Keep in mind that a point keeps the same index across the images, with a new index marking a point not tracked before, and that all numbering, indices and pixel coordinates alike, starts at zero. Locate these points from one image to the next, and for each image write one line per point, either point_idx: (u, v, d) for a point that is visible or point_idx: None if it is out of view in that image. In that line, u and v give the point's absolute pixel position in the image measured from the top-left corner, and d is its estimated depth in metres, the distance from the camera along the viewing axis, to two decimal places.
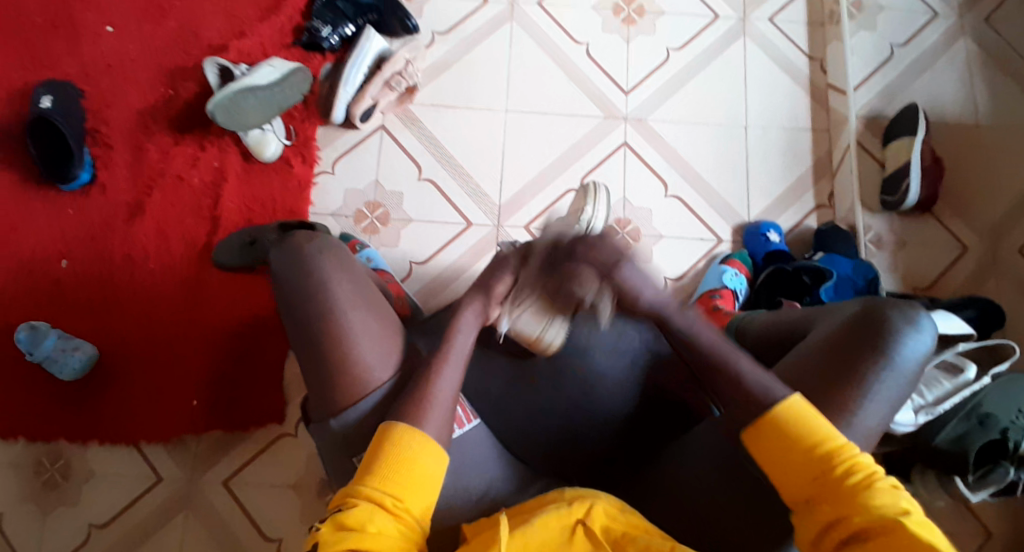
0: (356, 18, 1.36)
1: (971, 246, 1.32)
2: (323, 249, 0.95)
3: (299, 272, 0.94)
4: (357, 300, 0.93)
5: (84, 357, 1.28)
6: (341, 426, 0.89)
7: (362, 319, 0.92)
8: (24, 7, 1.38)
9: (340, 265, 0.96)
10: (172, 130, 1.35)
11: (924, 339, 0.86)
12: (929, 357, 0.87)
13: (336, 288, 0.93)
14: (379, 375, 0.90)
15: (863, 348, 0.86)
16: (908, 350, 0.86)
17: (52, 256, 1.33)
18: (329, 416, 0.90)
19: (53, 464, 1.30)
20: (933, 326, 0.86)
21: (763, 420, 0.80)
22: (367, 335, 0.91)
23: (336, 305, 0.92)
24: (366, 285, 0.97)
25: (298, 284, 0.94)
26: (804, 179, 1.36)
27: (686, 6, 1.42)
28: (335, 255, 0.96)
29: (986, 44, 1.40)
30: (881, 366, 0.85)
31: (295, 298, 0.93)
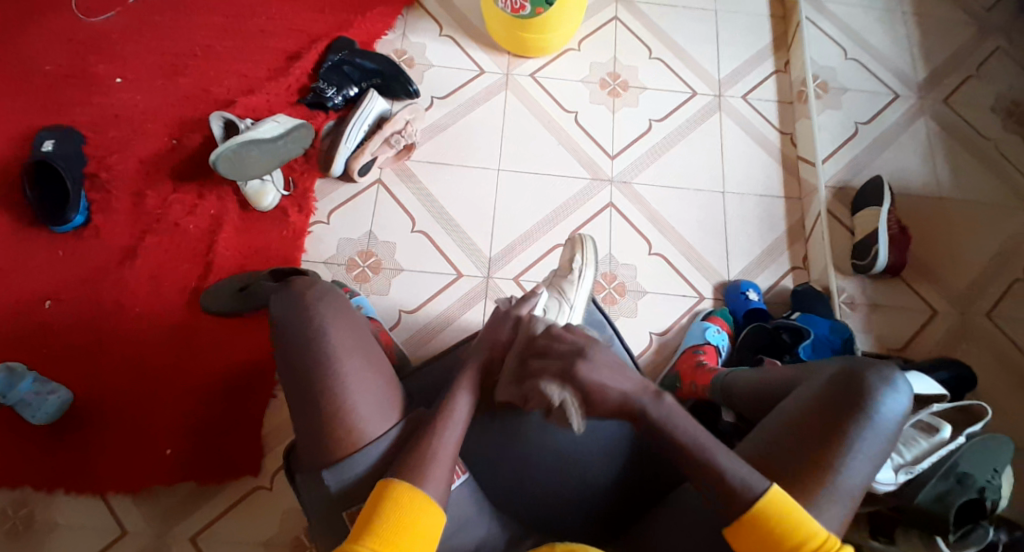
0: (360, 82, 1.45)
1: (940, 311, 1.37)
2: (325, 296, 0.95)
3: (298, 315, 0.93)
4: (355, 348, 0.92)
5: (59, 401, 1.20)
6: (337, 483, 0.87)
7: (357, 367, 0.91)
8: (40, 59, 1.44)
9: (339, 310, 0.95)
10: (172, 178, 1.38)
11: (900, 399, 0.89)
12: (906, 416, 0.90)
13: (333, 333, 0.92)
14: (373, 430, 0.89)
15: (844, 407, 0.89)
16: (886, 410, 0.89)
17: (37, 297, 1.29)
18: (323, 469, 0.88)
19: (15, 512, 1.20)
20: (908, 386, 0.89)
21: (744, 519, 0.82)
22: (361, 385, 0.91)
23: (332, 350, 0.91)
24: (364, 333, 0.96)
25: (296, 327, 0.93)
26: (779, 243, 1.43)
27: (666, 83, 1.54)
28: (334, 302, 0.95)
29: (942, 125, 1.52)
30: (861, 427, 0.88)
31: (292, 340, 0.92)
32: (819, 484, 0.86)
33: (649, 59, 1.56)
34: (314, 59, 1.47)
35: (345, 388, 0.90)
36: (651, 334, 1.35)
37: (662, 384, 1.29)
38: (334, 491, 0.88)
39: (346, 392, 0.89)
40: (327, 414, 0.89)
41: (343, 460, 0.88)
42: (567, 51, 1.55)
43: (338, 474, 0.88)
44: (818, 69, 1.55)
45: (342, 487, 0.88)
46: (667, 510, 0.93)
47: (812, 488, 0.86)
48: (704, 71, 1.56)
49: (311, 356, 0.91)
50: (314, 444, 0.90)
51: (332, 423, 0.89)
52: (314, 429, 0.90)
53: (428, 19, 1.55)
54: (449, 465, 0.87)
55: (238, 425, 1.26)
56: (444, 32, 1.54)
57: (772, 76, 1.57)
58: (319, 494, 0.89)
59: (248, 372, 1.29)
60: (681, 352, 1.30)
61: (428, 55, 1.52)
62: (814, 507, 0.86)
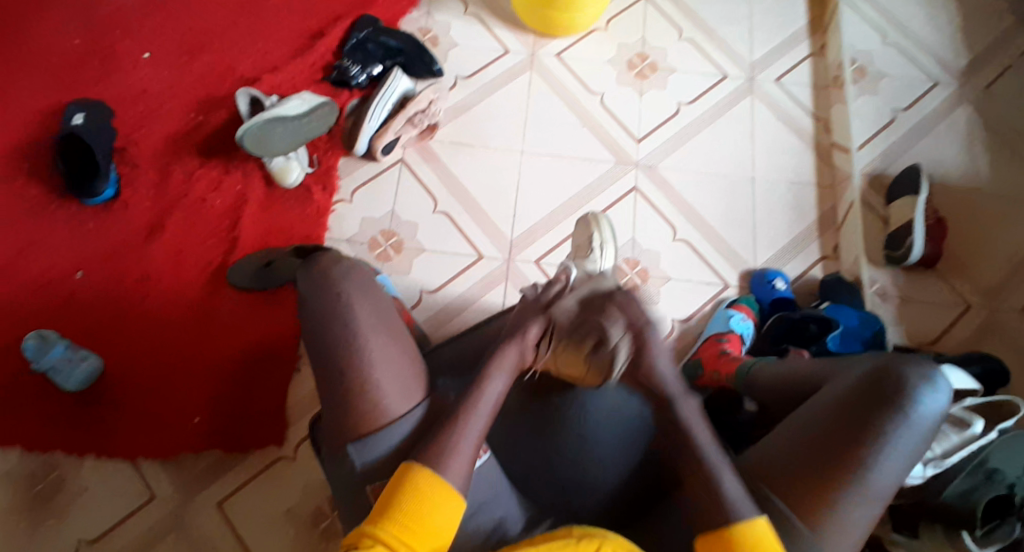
0: (385, 60, 1.44)
1: (975, 305, 1.33)
2: (353, 271, 0.95)
3: (323, 291, 0.93)
4: (379, 325, 0.92)
5: (91, 369, 1.23)
6: (361, 465, 0.88)
7: (383, 344, 0.91)
8: (72, 36, 1.46)
9: (366, 288, 0.95)
10: (199, 154, 1.39)
11: (940, 399, 0.86)
12: (945, 414, 0.87)
13: (359, 311, 0.92)
14: (399, 408, 0.89)
15: (879, 403, 0.86)
16: (925, 407, 0.86)
17: (67, 269, 1.32)
18: (347, 442, 0.89)
19: (45, 476, 1.23)
20: (949, 385, 0.86)
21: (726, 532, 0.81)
22: (385, 362, 0.90)
23: (358, 327, 0.91)
24: (390, 313, 0.95)
25: (321, 304, 0.93)
26: (808, 231, 1.39)
27: (696, 66, 1.50)
28: (361, 278, 0.95)
29: (984, 112, 1.46)
30: (898, 422, 0.85)
31: (316, 318, 0.92)
32: (848, 479, 0.84)
33: (679, 41, 1.52)
34: (339, 37, 1.47)
35: (369, 365, 0.89)
36: (673, 321, 1.33)
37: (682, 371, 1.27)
38: (357, 468, 0.88)
39: (370, 369, 0.89)
40: (345, 389, 0.89)
41: (369, 436, 0.88)
42: (594, 32, 1.52)
43: (363, 452, 0.88)
44: (854, 52, 1.50)
45: (365, 464, 0.88)
46: (680, 498, 0.92)
47: (842, 484, 0.84)
48: (735, 53, 1.52)
49: (335, 332, 0.91)
50: (332, 418, 0.90)
51: (348, 398, 0.89)
52: (330, 405, 0.90)
53: None
54: (476, 444, 0.86)
55: (261, 397, 1.27)
56: (470, 12, 1.53)
57: (807, 59, 1.52)
58: (340, 469, 0.90)
59: (269, 347, 1.30)
60: (703, 339, 1.28)
61: (453, 34, 1.50)
62: (844, 505, 0.84)
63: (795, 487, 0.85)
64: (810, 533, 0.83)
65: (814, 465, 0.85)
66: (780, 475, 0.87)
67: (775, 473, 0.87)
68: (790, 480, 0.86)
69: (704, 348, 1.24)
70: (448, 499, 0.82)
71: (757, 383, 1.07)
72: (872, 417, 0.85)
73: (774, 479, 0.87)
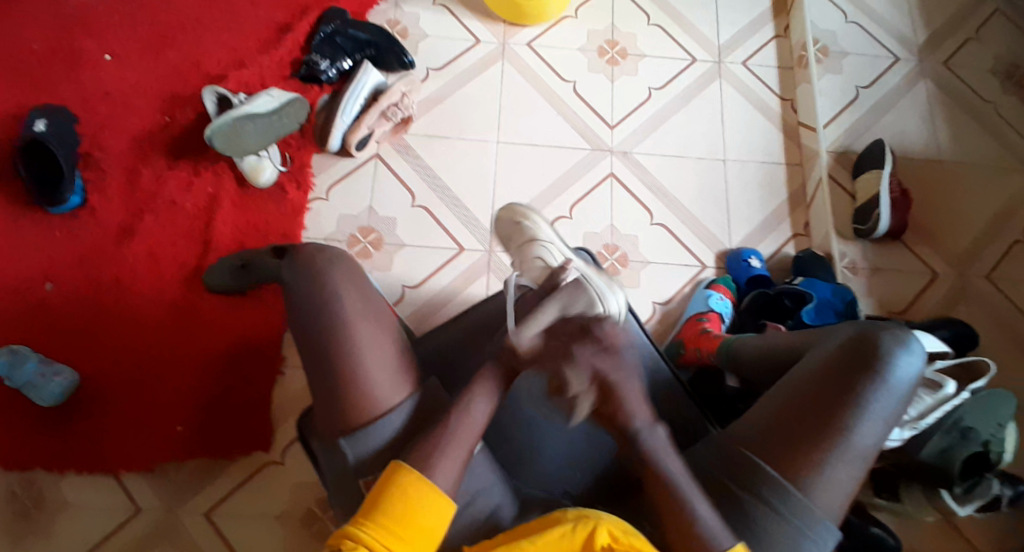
0: (354, 54, 1.42)
1: (941, 274, 1.38)
2: (336, 261, 0.94)
3: (311, 279, 0.93)
4: (367, 313, 0.92)
5: (65, 384, 1.20)
6: (355, 458, 0.87)
7: (371, 333, 0.91)
8: (24, 36, 1.41)
9: (350, 275, 0.94)
10: (167, 155, 1.36)
11: (914, 362, 0.89)
12: (920, 377, 0.91)
13: (346, 300, 0.91)
14: (389, 399, 0.89)
15: (858, 371, 0.89)
16: (901, 371, 0.89)
17: (36, 278, 1.28)
18: (340, 436, 0.88)
19: (26, 493, 1.20)
20: (923, 349, 0.90)
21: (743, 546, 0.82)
22: (374, 352, 0.90)
23: (345, 315, 0.91)
24: (376, 299, 0.95)
25: (307, 293, 0.92)
26: (780, 210, 1.43)
27: (665, 49, 1.52)
28: (345, 267, 0.95)
29: (942, 86, 1.51)
30: (876, 387, 0.89)
31: (302, 305, 0.92)
32: (832, 442, 0.87)
33: (647, 25, 1.53)
34: (307, 31, 1.44)
35: (359, 354, 0.89)
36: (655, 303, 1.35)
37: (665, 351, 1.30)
38: (350, 461, 0.87)
39: (362, 359, 0.89)
40: (339, 385, 0.88)
41: (360, 430, 0.87)
42: (563, 19, 1.52)
43: (354, 445, 0.87)
44: (817, 33, 1.53)
45: (358, 458, 0.87)
46: (666, 481, 0.94)
47: (826, 446, 0.87)
48: (703, 36, 1.54)
49: (323, 321, 0.90)
50: (328, 415, 0.90)
51: (345, 395, 0.88)
52: (328, 405, 0.89)
53: None
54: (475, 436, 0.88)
55: (246, 399, 1.26)
56: (438, 2, 1.51)
57: (772, 40, 1.55)
58: (334, 464, 0.90)
59: (254, 348, 1.29)
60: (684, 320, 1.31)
61: (422, 25, 1.49)
62: (827, 468, 0.87)
63: (782, 451, 0.88)
64: (797, 494, 0.86)
65: (800, 430, 0.88)
66: (767, 442, 0.90)
67: (764, 439, 0.90)
68: (778, 445, 0.89)
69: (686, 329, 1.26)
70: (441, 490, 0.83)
71: (740, 359, 1.09)
72: (852, 384, 0.88)
73: (762, 446, 0.90)
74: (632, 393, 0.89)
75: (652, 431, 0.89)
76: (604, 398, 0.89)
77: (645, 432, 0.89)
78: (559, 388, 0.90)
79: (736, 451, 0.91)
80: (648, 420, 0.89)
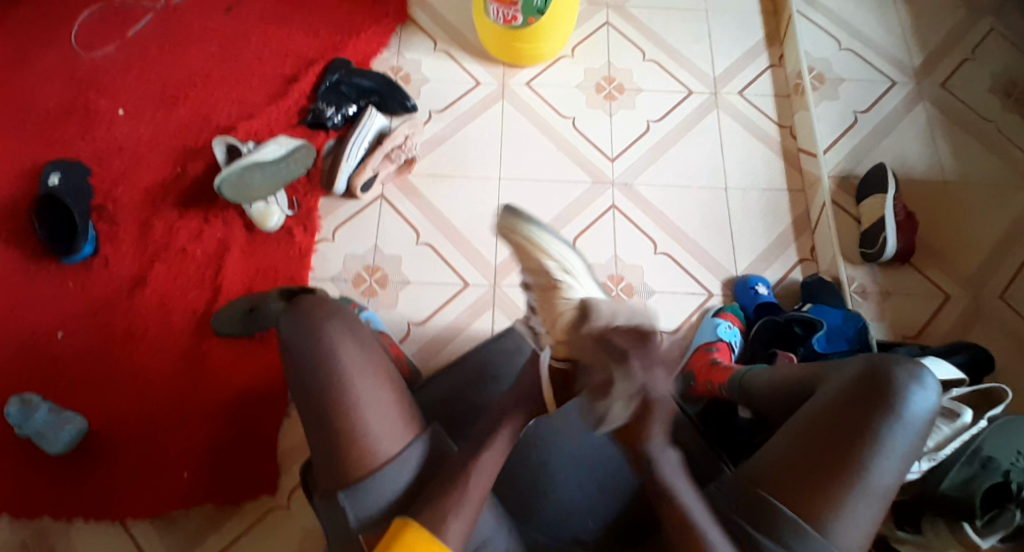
0: (359, 101, 1.47)
1: (953, 295, 1.36)
2: (332, 315, 0.95)
3: (308, 335, 0.93)
4: (365, 367, 0.92)
5: (76, 430, 1.21)
6: (356, 517, 0.86)
7: (368, 388, 0.91)
8: (41, 96, 1.47)
9: (348, 328, 0.94)
10: (178, 205, 1.39)
11: (930, 397, 0.88)
12: (936, 410, 0.89)
13: (345, 353, 0.92)
14: (387, 451, 0.88)
15: (871, 407, 0.88)
16: (916, 407, 0.88)
17: (49, 329, 1.31)
18: (339, 491, 0.87)
19: (35, 546, 1.20)
20: (937, 382, 0.88)
21: None
22: (373, 403, 0.90)
23: (343, 369, 0.91)
24: (374, 350, 0.96)
25: (304, 349, 0.92)
26: (785, 236, 1.43)
27: (660, 84, 1.54)
28: (342, 320, 0.95)
29: (941, 107, 1.51)
30: (892, 424, 0.87)
31: (299, 362, 0.92)
32: (848, 481, 0.85)
33: (643, 62, 1.56)
34: (312, 80, 1.49)
35: (356, 408, 0.89)
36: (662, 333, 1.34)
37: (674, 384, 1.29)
38: (351, 522, 0.87)
39: (363, 412, 0.89)
40: (338, 432, 0.88)
41: (358, 484, 0.87)
42: (560, 58, 1.56)
43: (354, 500, 0.86)
44: (812, 61, 1.55)
45: (359, 517, 0.87)
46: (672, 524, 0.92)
47: (843, 486, 0.85)
48: (698, 70, 1.56)
49: (320, 373, 0.91)
50: (330, 458, 0.89)
51: (346, 437, 0.88)
52: (328, 443, 0.89)
53: (422, 35, 1.57)
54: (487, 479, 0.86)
55: (253, 445, 1.26)
56: (438, 47, 1.56)
57: (767, 70, 1.57)
58: (333, 520, 0.88)
59: (261, 395, 1.29)
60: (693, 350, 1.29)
61: (424, 70, 1.53)
62: (845, 508, 0.85)
63: (799, 490, 0.86)
64: (817, 536, 0.84)
65: (814, 468, 0.86)
66: (782, 481, 0.87)
67: (777, 478, 0.88)
68: (794, 485, 0.87)
69: (694, 359, 1.25)
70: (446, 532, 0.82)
71: (750, 391, 1.07)
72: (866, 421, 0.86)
73: (778, 485, 0.87)
74: (665, 415, 0.84)
75: (664, 454, 0.85)
76: (641, 417, 0.84)
77: (657, 457, 0.85)
78: (604, 382, 0.84)
79: (752, 493, 0.88)
80: (661, 443, 0.85)
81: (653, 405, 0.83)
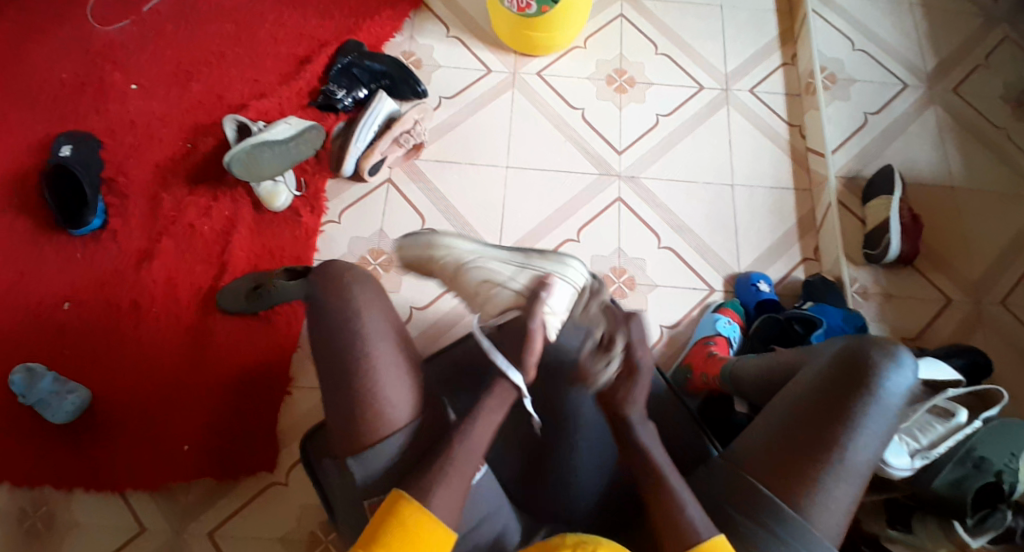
0: (370, 84, 1.47)
1: (956, 299, 1.36)
2: (362, 280, 0.95)
3: (337, 298, 0.93)
4: (388, 333, 0.93)
5: (78, 401, 1.23)
6: (361, 469, 0.89)
7: (384, 352, 0.91)
8: (55, 68, 1.48)
9: (374, 294, 0.95)
10: (187, 181, 1.40)
11: (904, 375, 0.89)
12: (912, 390, 0.90)
13: (369, 318, 0.92)
14: (399, 420, 0.90)
15: (847, 386, 0.89)
16: (891, 386, 0.89)
17: (56, 299, 1.32)
18: (350, 456, 0.89)
19: (37, 511, 1.22)
20: (912, 361, 0.89)
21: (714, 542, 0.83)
22: (392, 370, 0.91)
23: (366, 333, 0.91)
24: (395, 316, 0.96)
25: (333, 309, 0.92)
26: (790, 234, 1.43)
27: (672, 78, 1.54)
28: (371, 286, 0.95)
29: (953, 111, 1.51)
30: (867, 402, 0.88)
31: (325, 324, 0.92)
32: (826, 459, 0.86)
33: (655, 55, 1.56)
34: (324, 62, 1.50)
35: (375, 372, 0.90)
36: (661, 327, 1.35)
37: (673, 376, 1.29)
38: (359, 483, 0.89)
39: (379, 376, 0.90)
40: (339, 408, 0.90)
41: (368, 449, 0.89)
42: (572, 49, 1.56)
43: (363, 465, 0.89)
44: (824, 60, 1.55)
45: (367, 479, 0.89)
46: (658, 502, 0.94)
47: (821, 466, 0.86)
48: (711, 66, 1.56)
49: (342, 336, 0.91)
50: (337, 432, 0.91)
51: (352, 409, 0.89)
52: (333, 417, 0.91)
53: (435, 21, 1.57)
54: (477, 461, 0.89)
55: (253, 421, 1.27)
56: (451, 34, 1.56)
57: (779, 68, 1.57)
58: (344, 483, 0.91)
59: (264, 371, 1.30)
60: (692, 345, 1.30)
61: (435, 56, 1.54)
62: (823, 486, 0.86)
63: (777, 470, 0.88)
64: (796, 514, 0.85)
65: (791, 447, 0.88)
66: (762, 463, 0.89)
67: (756, 460, 0.90)
68: (772, 467, 0.88)
69: (693, 352, 1.26)
70: (439, 503, 0.84)
71: (741, 382, 1.08)
72: (842, 400, 0.88)
73: (760, 466, 0.89)
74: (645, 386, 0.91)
75: (643, 424, 0.92)
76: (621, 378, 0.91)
77: (638, 425, 0.91)
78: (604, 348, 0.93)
79: (735, 475, 0.90)
80: (642, 414, 0.91)
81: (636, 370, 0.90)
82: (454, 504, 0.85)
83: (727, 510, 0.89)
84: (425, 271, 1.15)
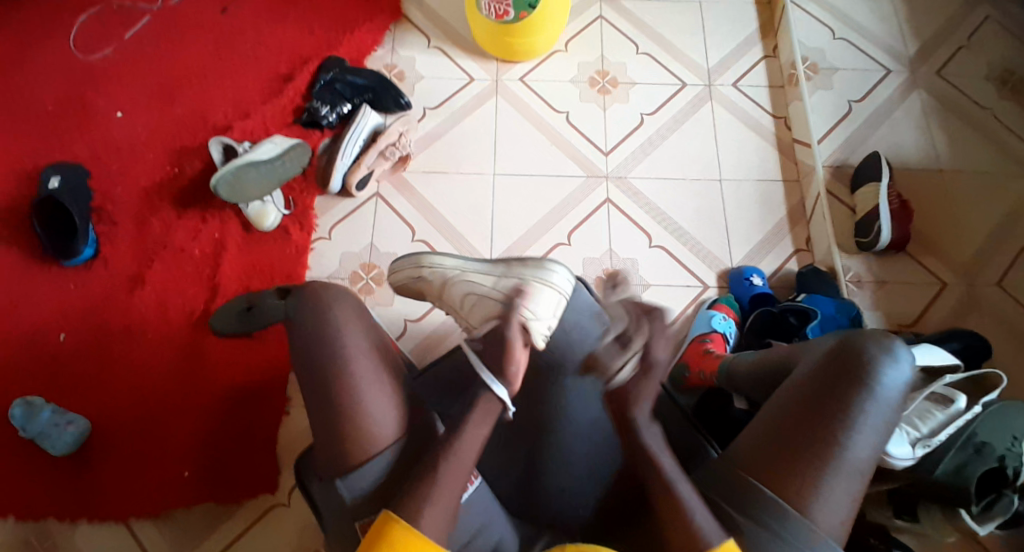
0: (354, 99, 1.47)
1: (949, 283, 1.36)
2: (340, 298, 0.97)
3: (313, 318, 0.94)
4: (367, 349, 0.94)
5: (78, 432, 1.23)
6: (347, 489, 0.89)
7: (367, 367, 0.93)
8: (39, 98, 1.48)
9: (353, 311, 0.97)
10: (175, 205, 1.41)
11: (902, 370, 0.89)
12: (910, 385, 0.90)
13: (348, 334, 0.93)
14: (387, 436, 0.91)
15: (845, 382, 0.89)
16: (888, 380, 0.89)
17: (50, 329, 1.32)
18: (336, 477, 0.90)
19: (41, 542, 1.22)
20: (909, 355, 0.89)
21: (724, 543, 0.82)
22: (374, 385, 0.92)
23: (346, 350, 0.92)
24: (374, 332, 0.97)
25: (309, 328, 0.94)
26: (780, 226, 1.43)
27: (655, 76, 1.54)
28: (348, 304, 0.97)
29: (937, 95, 1.51)
30: (865, 397, 0.88)
31: (305, 344, 0.93)
32: (825, 456, 0.86)
33: (637, 54, 1.56)
34: (306, 79, 1.50)
35: (359, 389, 0.91)
36: None
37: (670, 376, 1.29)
38: (347, 502, 0.89)
39: (360, 394, 0.91)
40: (333, 426, 0.90)
41: (356, 469, 0.90)
42: (554, 53, 1.56)
43: (350, 485, 0.89)
44: (806, 51, 1.55)
45: (355, 498, 0.89)
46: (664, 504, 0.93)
47: (820, 463, 0.86)
48: (693, 62, 1.56)
49: (321, 357, 0.92)
50: (326, 450, 0.91)
51: (346, 424, 0.90)
52: (326, 435, 0.91)
53: (416, 32, 1.58)
54: (469, 470, 0.89)
55: (252, 442, 1.27)
56: (432, 44, 1.57)
57: (761, 61, 1.57)
58: (330, 503, 0.91)
59: (261, 392, 1.30)
60: (688, 342, 1.30)
61: (417, 67, 1.54)
62: (821, 483, 0.86)
63: (775, 468, 0.87)
64: (794, 512, 0.85)
65: (788, 445, 0.88)
66: (759, 460, 0.89)
67: (753, 458, 0.89)
68: (769, 464, 0.88)
69: (689, 350, 1.26)
70: (433, 518, 0.84)
71: (737, 378, 1.08)
72: (839, 396, 0.88)
73: (757, 464, 0.89)
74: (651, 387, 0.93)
75: (650, 426, 0.92)
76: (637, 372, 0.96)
77: (644, 428, 0.91)
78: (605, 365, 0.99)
79: (733, 475, 0.90)
80: (647, 416, 0.92)
81: (652, 367, 0.93)
82: (447, 520, 0.85)
83: (724, 511, 0.89)
84: (421, 296, 1.18)
